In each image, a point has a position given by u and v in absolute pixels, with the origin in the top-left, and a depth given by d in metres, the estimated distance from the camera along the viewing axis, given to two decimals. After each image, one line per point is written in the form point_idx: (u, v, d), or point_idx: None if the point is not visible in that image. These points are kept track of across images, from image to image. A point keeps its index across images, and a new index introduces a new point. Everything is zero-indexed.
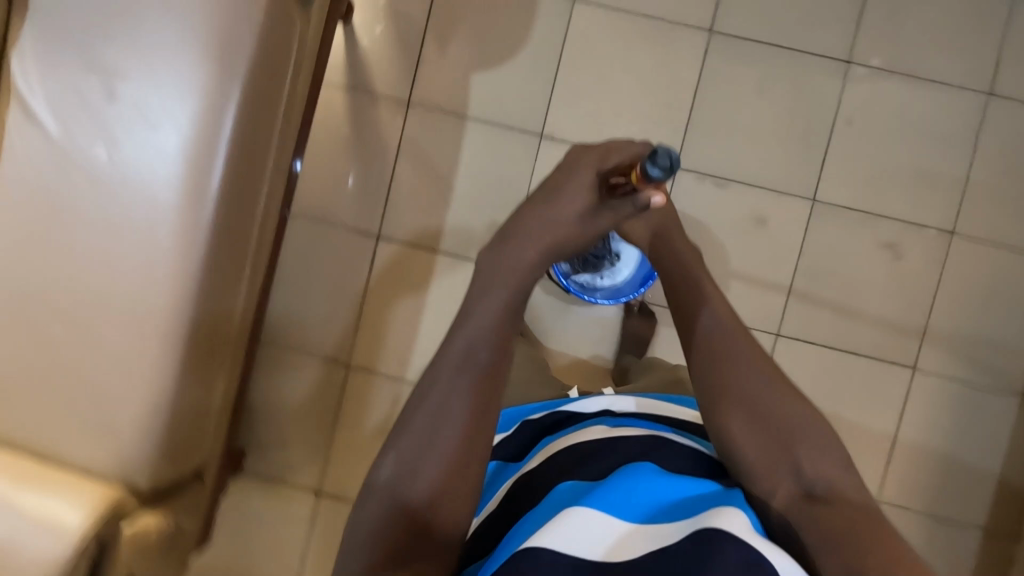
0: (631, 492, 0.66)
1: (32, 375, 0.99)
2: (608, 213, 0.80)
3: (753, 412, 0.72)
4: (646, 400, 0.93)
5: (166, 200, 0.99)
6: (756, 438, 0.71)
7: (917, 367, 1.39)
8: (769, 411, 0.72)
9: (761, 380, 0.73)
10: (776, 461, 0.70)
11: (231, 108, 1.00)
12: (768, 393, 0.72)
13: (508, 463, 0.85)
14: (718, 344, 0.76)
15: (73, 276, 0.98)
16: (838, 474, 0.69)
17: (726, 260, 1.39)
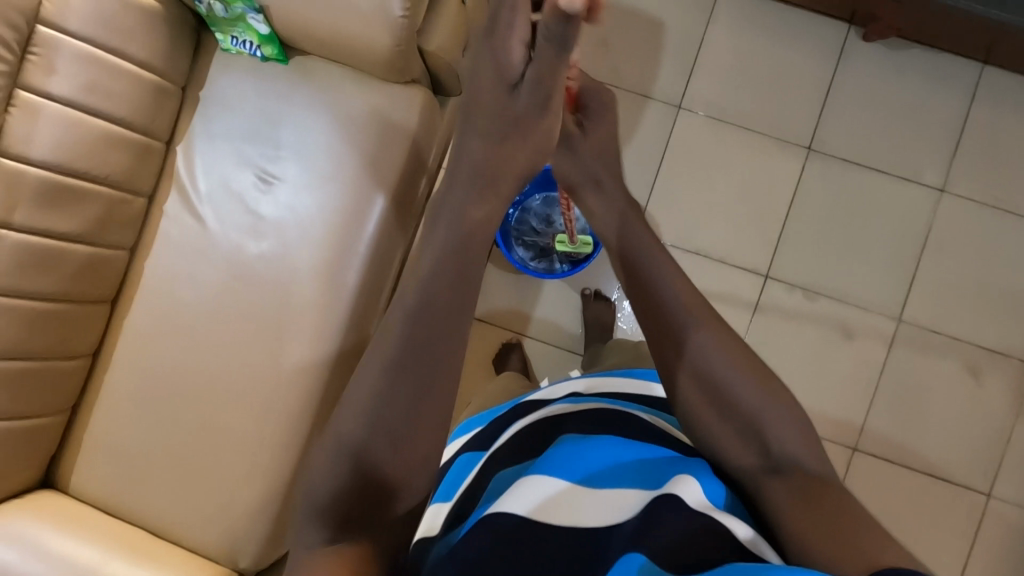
0: (583, 463, 0.67)
1: (158, 453, 1.02)
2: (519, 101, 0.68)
3: (710, 386, 0.73)
4: (596, 378, 0.92)
5: (303, 294, 1.02)
6: (722, 412, 0.72)
7: (993, 494, 1.40)
8: (726, 384, 0.72)
9: (721, 354, 0.74)
10: (742, 433, 0.70)
11: (375, 207, 1.03)
12: (733, 366, 0.73)
13: (477, 451, 0.83)
14: (684, 324, 0.76)
15: (209, 361, 1.01)
16: (803, 442, 0.70)
17: (807, 368, 1.43)
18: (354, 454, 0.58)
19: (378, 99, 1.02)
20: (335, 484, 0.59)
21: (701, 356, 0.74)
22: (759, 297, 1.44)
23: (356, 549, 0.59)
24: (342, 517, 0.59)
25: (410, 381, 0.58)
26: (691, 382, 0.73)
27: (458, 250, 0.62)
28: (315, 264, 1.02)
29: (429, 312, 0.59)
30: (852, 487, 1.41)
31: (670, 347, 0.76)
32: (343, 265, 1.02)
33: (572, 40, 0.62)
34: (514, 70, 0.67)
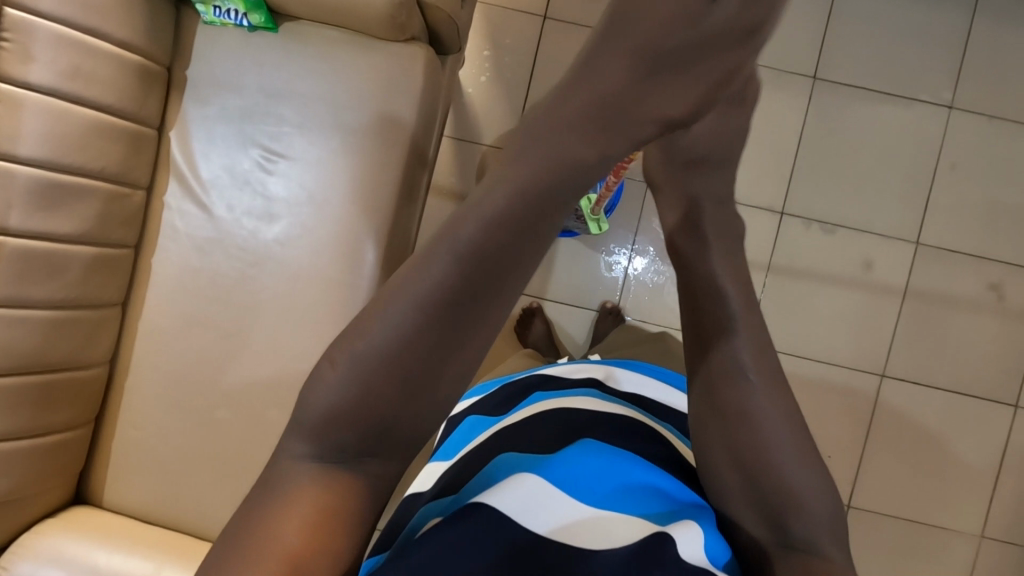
0: (597, 471, 0.62)
1: (194, 455, 0.98)
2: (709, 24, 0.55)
3: (741, 447, 0.63)
4: (613, 368, 0.83)
5: (324, 275, 0.97)
6: (749, 482, 0.62)
7: (1020, 406, 1.42)
8: (759, 450, 0.62)
9: (763, 416, 0.63)
10: (764, 505, 0.61)
11: (388, 178, 0.98)
12: (775, 433, 0.63)
13: (487, 416, 0.76)
14: (732, 369, 0.65)
15: (236, 355, 0.97)
16: (831, 525, 0.61)
17: (830, 301, 1.42)
18: (358, 391, 0.52)
19: (378, 63, 0.96)
20: (329, 408, 0.52)
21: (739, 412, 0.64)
22: (776, 235, 1.42)
23: (340, 484, 0.54)
24: (331, 445, 0.53)
25: (438, 334, 0.52)
26: (726, 435, 0.63)
27: (511, 199, 0.53)
28: (331, 244, 0.97)
29: (469, 266, 0.52)
30: (881, 413, 1.43)
31: (714, 386, 0.65)
32: (362, 241, 0.97)
33: None
34: None
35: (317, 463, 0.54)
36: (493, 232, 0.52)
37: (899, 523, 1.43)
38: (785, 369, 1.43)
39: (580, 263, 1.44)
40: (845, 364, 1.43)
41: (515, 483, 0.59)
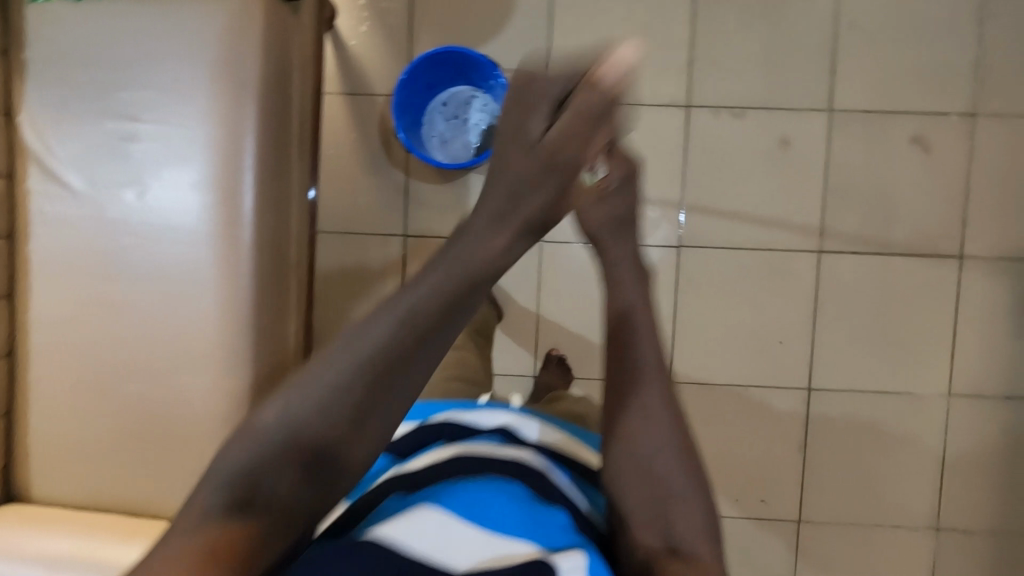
0: (490, 509, 0.65)
1: (105, 436, 0.97)
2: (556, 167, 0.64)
3: (637, 465, 0.68)
4: (526, 417, 0.83)
5: (203, 228, 0.97)
6: (638, 486, 0.68)
7: (965, 254, 1.38)
8: (659, 473, 0.68)
9: (666, 436, 0.69)
10: (653, 515, 0.67)
11: (249, 126, 0.97)
12: (673, 453, 0.69)
13: (394, 462, 0.77)
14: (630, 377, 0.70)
15: (128, 322, 0.96)
16: (704, 522, 0.67)
17: (753, 185, 1.39)
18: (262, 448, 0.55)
19: (212, 7, 0.95)
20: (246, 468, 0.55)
21: (635, 442, 0.69)
22: (687, 128, 1.39)
23: (231, 536, 0.55)
24: (228, 500, 0.55)
25: (339, 415, 0.55)
26: (628, 465, 0.69)
27: (443, 282, 0.58)
28: (203, 195, 0.97)
29: (380, 357, 0.56)
30: (825, 289, 1.40)
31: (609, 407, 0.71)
32: (235, 190, 0.97)
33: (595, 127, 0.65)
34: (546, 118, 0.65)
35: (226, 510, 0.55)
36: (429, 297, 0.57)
37: (863, 395, 1.41)
38: (722, 262, 1.41)
39: None
40: (780, 246, 1.40)
41: (415, 515, 0.62)
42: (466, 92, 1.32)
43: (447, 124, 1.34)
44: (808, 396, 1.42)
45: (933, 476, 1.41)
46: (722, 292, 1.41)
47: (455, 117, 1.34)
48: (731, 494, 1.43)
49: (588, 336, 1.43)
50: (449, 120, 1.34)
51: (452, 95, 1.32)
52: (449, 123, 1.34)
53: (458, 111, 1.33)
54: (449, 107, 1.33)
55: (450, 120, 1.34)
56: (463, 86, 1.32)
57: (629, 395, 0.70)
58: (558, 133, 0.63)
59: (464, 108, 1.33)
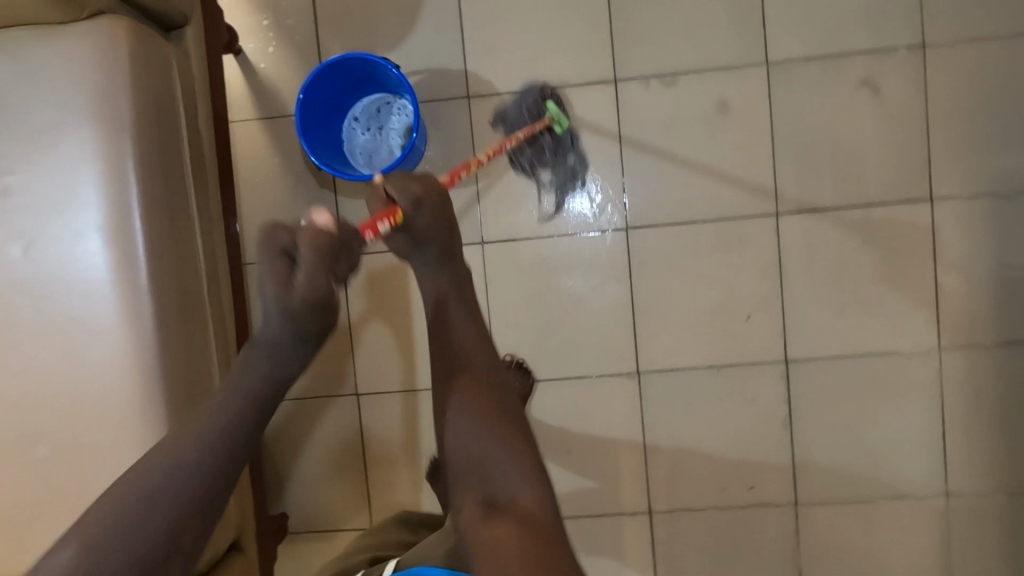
0: None
1: (25, 502, 0.96)
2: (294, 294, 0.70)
3: (456, 429, 0.75)
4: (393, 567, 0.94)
5: (96, 275, 0.94)
6: (462, 442, 0.74)
7: (934, 197, 1.28)
8: (480, 451, 0.73)
9: (477, 425, 0.74)
10: (473, 476, 0.73)
11: (132, 169, 0.93)
12: (494, 436, 0.74)
13: None
14: (441, 371, 0.78)
15: (36, 381, 0.95)
16: (525, 482, 0.72)
17: (696, 154, 1.31)
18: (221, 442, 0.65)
19: (77, 46, 0.92)
20: (201, 448, 0.64)
21: (460, 419, 0.75)
22: (618, 103, 1.32)
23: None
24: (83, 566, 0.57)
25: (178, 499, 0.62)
26: (457, 438, 0.74)
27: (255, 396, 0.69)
28: (92, 240, 0.94)
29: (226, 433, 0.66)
30: (788, 253, 1.31)
31: (437, 380, 0.78)
32: (124, 230, 0.93)
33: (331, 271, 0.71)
34: (277, 277, 0.69)
35: (176, 512, 0.61)
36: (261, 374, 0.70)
37: (845, 361, 1.31)
38: (675, 239, 1.32)
39: None
40: (733, 214, 1.31)
41: None
42: (380, 96, 1.28)
43: (371, 133, 1.29)
44: (785, 369, 1.32)
45: (933, 439, 1.30)
46: (679, 270, 1.33)
47: (378, 123, 1.29)
48: (717, 482, 1.34)
49: (544, 334, 1.35)
50: (372, 129, 1.29)
51: (368, 103, 1.28)
52: (372, 132, 1.29)
53: (379, 117, 1.29)
54: (368, 117, 1.29)
55: (372, 127, 1.29)
56: (376, 91, 1.28)
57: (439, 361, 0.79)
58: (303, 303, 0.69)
59: (384, 114, 1.29)
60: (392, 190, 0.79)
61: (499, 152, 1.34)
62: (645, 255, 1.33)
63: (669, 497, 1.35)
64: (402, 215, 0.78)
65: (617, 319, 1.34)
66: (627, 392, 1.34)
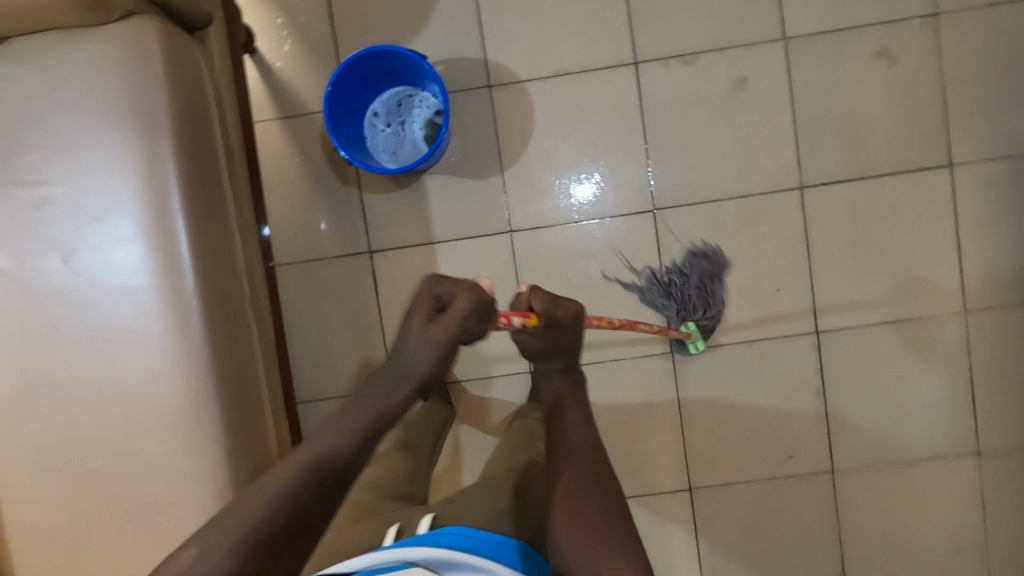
0: None
1: (81, 513, 0.95)
2: (426, 337, 0.74)
3: (569, 510, 0.74)
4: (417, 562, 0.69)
5: (141, 281, 0.93)
6: (571, 519, 0.73)
7: (954, 162, 1.30)
8: (596, 531, 0.72)
9: (586, 508, 0.74)
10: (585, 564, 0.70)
11: (171, 171, 0.91)
12: (608, 525, 0.72)
13: None
14: (559, 456, 0.79)
15: (84, 392, 0.94)
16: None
17: (719, 132, 1.32)
18: (325, 477, 0.68)
19: (107, 49, 0.91)
20: (294, 481, 0.68)
21: (576, 499, 0.74)
22: (639, 85, 1.32)
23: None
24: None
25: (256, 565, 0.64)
26: (570, 514, 0.73)
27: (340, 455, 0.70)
28: (134, 246, 0.92)
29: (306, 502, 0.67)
30: (814, 226, 1.33)
31: (554, 460, 0.80)
32: (167, 234, 0.92)
33: (478, 322, 0.76)
34: (426, 309, 0.76)
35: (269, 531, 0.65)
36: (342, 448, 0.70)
37: (875, 329, 1.33)
38: (703, 218, 1.33)
39: (456, 193, 1.35)
40: (758, 190, 1.32)
41: None
42: (401, 90, 1.27)
43: (394, 128, 1.28)
44: (817, 340, 1.34)
45: (963, 400, 1.33)
46: (709, 248, 1.34)
47: (399, 118, 1.28)
48: (755, 456, 1.36)
49: None
50: (393, 124, 1.28)
51: (389, 99, 1.27)
52: (395, 128, 1.28)
53: (400, 112, 1.28)
54: (389, 111, 1.28)
55: (394, 121, 1.28)
56: (397, 85, 1.27)
57: (549, 440, 0.83)
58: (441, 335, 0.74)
59: (405, 108, 1.28)
60: (536, 300, 0.87)
61: (524, 141, 1.34)
62: (674, 235, 1.34)
63: (709, 473, 1.37)
64: (536, 321, 0.84)
65: (649, 301, 1.35)
66: (663, 373, 1.36)
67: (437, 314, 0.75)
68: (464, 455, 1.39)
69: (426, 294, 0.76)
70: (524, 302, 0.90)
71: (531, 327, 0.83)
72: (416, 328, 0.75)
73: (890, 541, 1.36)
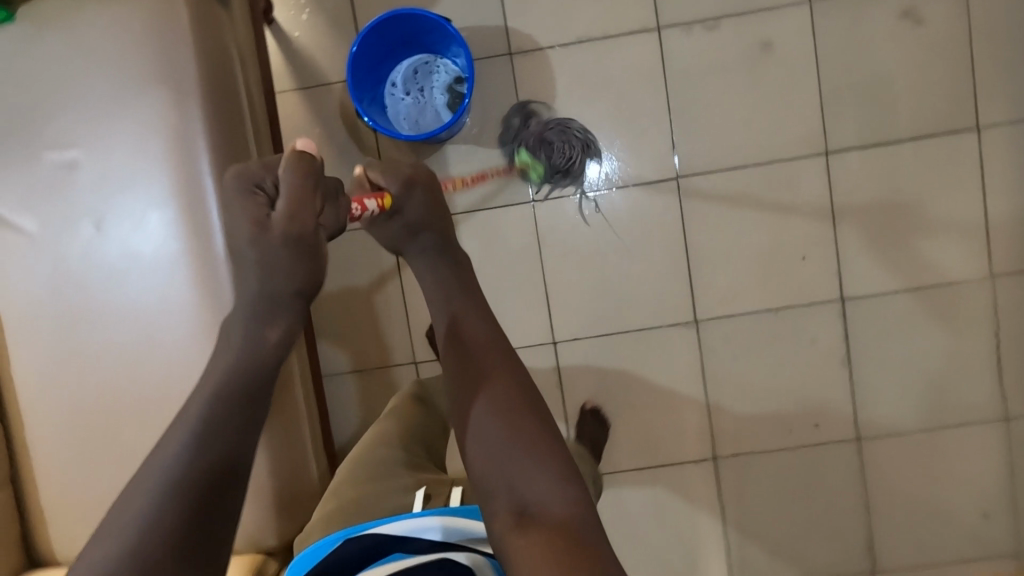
0: None
1: (116, 480, 0.95)
2: (274, 224, 0.63)
3: (478, 432, 0.68)
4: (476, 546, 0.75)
5: (171, 245, 0.92)
6: (483, 438, 0.67)
7: (981, 126, 1.29)
8: (509, 448, 0.66)
9: (490, 420, 0.68)
10: (506, 485, 0.65)
11: (201, 133, 0.91)
12: (518, 439, 0.67)
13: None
14: (465, 381, 0.70)
15: (117, 358, 0.93)
16: (552, 486, 0.65)
17: (743, 96, 1.31)
18: (213, 443, 0.58)
19: (135, 10, 0.90)
20: (192, 440, 0.58)
21: (487, 417, 0.68)
22: (661, 50, 1.31)
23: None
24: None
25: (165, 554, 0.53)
26: (476, 435, 0.68)
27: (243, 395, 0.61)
28: (164, 210, 0.92)
29: (199, 462, 0.57)
30: (839, 191, 1.31)
31: (457, 378, 0.71)
32: (198, 197, 0.92)
33: (331, 198, 0.68)
34: (256, 199, 0.64)
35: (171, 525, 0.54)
36: (224, 405, 0.59)
37: (900, 295, 1.32)
38: (726, 185, 1.32)
39: (477, 163, 1.34)
40: (783, 155, 1.31)
41: None
42: (419, 59, 1.27)
43: (413, 97, 1.27)
44: (842, 307, 1.33)
45: (989, 366, 1.32)
46: (732, 215, 1.33)
47: (418, 87, 1.28)
48: (779, 424, 1.35)
49: (600, 289, 1.35)
50: (412, 93, 1.28)
51: (408, 69, 1.28)
52: (414, 96, 1.27)
53: (419, 80, 1.28)
54: (408, 81, 1.28)
55: (414, 90, 1.28)
56: (414, 55, 1.27)
57: (443, 354, 0.72)
58: (297, 222, 0.63)
59: (423, 76, 1.28)
60: (377, 175, 0.77)
61: (544, 109, 1.32)
62: (697, 202, 1.33)
63: (734, 442, 1.36)
64: (391, 197, 0.76)
65: (672, 269, 1.34)
66: (687, 341, 1.35)
67: (278, 199, 0.64)
68: None
69: (239, 175, 0.65)
70: (363, 184, 0.77)
71: (386, 209, 0.75)
72: (250, 231, 0.62)
73: (916, 508, 1.36)
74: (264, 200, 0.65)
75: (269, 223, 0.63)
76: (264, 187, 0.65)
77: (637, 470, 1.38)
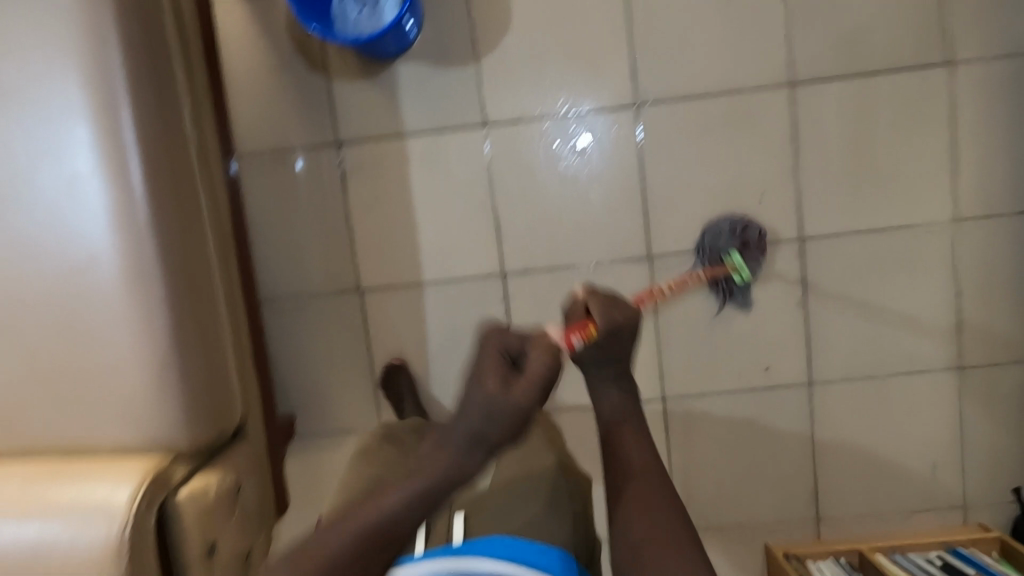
0: None
1: (21, 374, 0.91)
2: (518, 380, 0.74)
3: (636, 542, 0.77)
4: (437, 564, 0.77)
5: (78, 129, 0.88)
6: (633, 526, 0.78)
7: (954, 60, 1.23)
8: (661, 547, 0.76)
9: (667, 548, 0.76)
10: (650, 537, 0.77)
11: (108, 9, 0.86)
12: (666, 515, 0.79)
13: None
14: (617, 474, 0.83)
15: (26, 248, 0.90)
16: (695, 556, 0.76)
17: (707, 22, 1.25)
18: (423, 503, 0.75)
19: None
20: (410, 496, 0.75)
21: (652, 535, 0.77)
22: None
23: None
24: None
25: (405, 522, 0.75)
26: (630, 517, 0.79)
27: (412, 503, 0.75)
28: (72, 91, 0.87)
29: (440, 492, 0.75)
30: (803, 126, 1.26)
31: (618, 473, 0.83)
32: (105, 78, 0.87)
33: (516, 353, 0.77)
34: (497, 355, 0.76)
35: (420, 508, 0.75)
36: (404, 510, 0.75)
37: (861, 237, 1.28)
38: (687, 115, 1.27)
39: (428, 82, 1.28)
40: (747, 86, 1.26)
41: None
42: None
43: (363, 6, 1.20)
44: (801, 247, 1.29)
45: (949, 312, 1.29)
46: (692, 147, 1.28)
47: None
48: (731, 367, 1.32)
49: (554, 219, 1.30)
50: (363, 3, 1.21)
51: None
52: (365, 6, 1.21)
53: None
54: None
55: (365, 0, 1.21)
56: None
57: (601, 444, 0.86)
58: (514, 402, 0.72)
59: None
60: (595, 305, 0.84)
61: (501, 29, 1.26)
62: (656, 133, 1.28)
63: (684, 384, 1.33)
64: (596, 331, 0.82)
65: (629, 202, 1.29)
66: (640, 278, 1.31)
67: (520, 352, 0.77)
68: (433, 361, 1.35)
69: (488, 353, 0.76)
70: (580, 310, 0.84)
71: (590, 338, 0.82)
72: (492, 374, 0.74)
73: (865, 456, 1.33)
74: (512, 365, 0.76)
75: (482, 418, 0.73)
76: (521, 346, 0.78)
77: (585, 409, 1.35)
